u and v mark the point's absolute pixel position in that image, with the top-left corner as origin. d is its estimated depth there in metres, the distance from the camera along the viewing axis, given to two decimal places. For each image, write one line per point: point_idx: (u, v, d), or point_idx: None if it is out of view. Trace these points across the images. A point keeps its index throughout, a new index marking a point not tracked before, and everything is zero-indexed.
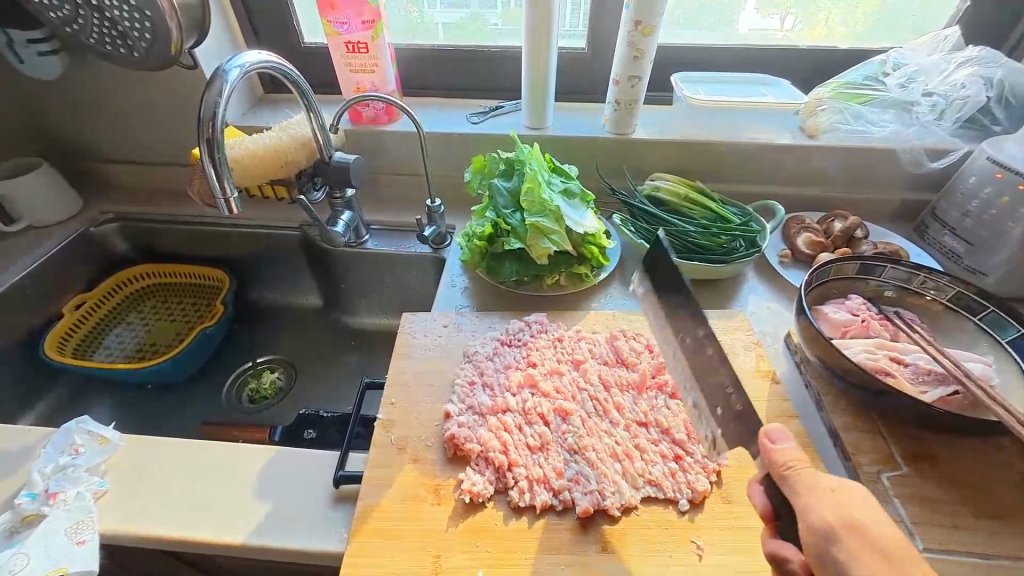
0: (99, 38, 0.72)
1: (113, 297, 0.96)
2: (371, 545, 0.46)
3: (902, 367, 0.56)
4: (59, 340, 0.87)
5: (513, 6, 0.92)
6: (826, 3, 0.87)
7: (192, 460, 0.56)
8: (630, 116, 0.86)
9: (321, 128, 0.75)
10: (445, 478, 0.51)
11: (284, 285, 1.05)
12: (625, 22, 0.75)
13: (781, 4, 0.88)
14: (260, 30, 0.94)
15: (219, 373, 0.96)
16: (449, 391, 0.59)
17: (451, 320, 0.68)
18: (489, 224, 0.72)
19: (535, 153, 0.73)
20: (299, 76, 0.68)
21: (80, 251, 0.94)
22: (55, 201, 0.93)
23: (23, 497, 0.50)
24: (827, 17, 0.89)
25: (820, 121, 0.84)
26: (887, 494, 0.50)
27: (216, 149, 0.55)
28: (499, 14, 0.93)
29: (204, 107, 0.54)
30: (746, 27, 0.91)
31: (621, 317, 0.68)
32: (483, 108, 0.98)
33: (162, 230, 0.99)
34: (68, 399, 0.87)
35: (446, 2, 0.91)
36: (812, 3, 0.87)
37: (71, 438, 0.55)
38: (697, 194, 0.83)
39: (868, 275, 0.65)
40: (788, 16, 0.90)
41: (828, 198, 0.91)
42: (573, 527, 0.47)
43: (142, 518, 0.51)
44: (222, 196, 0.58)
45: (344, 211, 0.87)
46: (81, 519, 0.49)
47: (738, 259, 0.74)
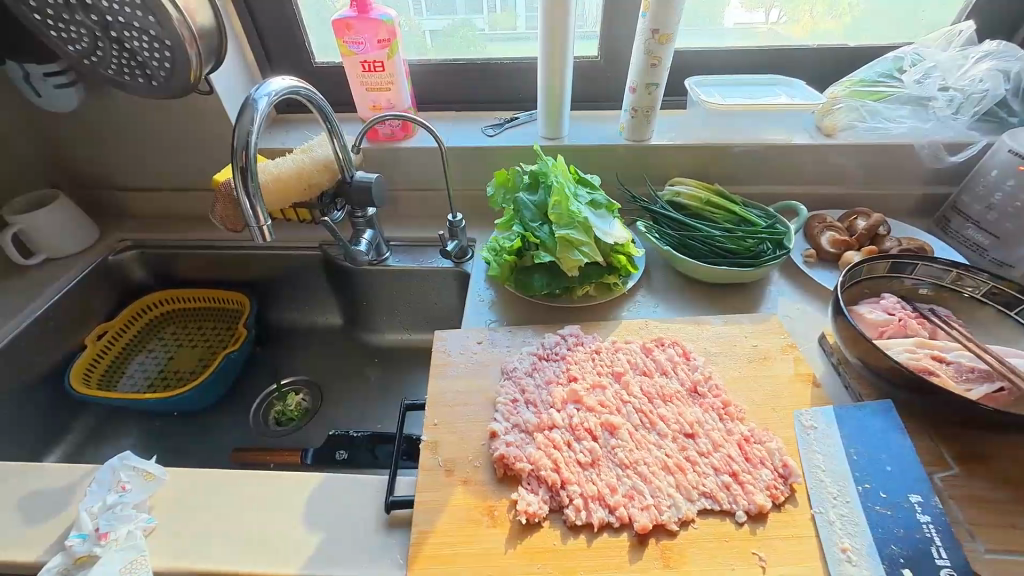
0: (118, 69, 0.72)
1: (133, 325, 0.96)
2: (431, 571, 0.46)
3: (944, 365, 0.57)
4: (83, 371, 0.87)
5: (501, 12, 0.92)
6: None
7: (238, 491, 0.55)
8: (648, 122, 0.86)
9: (343, 149, 0.75)
10: (498, 498, 0.51)
11: (305, 305, 1.05)
12: (642, 29, 0.76)
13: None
14: (271, 52, 0.94)
15: (245, 397, 0.96)
16: (492, 410, 0.59)
17: (484, 337, 0.68)
18: (517, 238, 0.72)
19: (559, 165, 0.73)
20: (320, 98, 0.68)
21: (100, 281, 0.94)
22: (73, 232, 0.92)
23: (74, 538, 0.50)
24: (840, 12, 0.89)
25: (837, 120, 0.85)
26: (943, 495, 0.50)
27: (250, 177, 0.55)
28: (486, 20, 0.94)
29: (237, 136, 0.54)
30: (758, 26, 0.92)
31: (654, 326, 0.69)
32: (499, 120, 0.98)
33: (181, 255, 0.99)
34: (97, 431, 0.87)
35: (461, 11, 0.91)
36: None
37: (117, 475, 0.55)
38: (718, 198, 0.83)
39: (900, 273, 0.66)
40: (773, 10, 0.90)
41: (847, 195, 0.91)
42: (630, 542, 0.47)
43: (193, 551, 0.50)
44: (255, 223, 0.58)
45: (366, 230, 0.86)
46: (136, 558, 0.48)
47: (767, 262, 0.74)
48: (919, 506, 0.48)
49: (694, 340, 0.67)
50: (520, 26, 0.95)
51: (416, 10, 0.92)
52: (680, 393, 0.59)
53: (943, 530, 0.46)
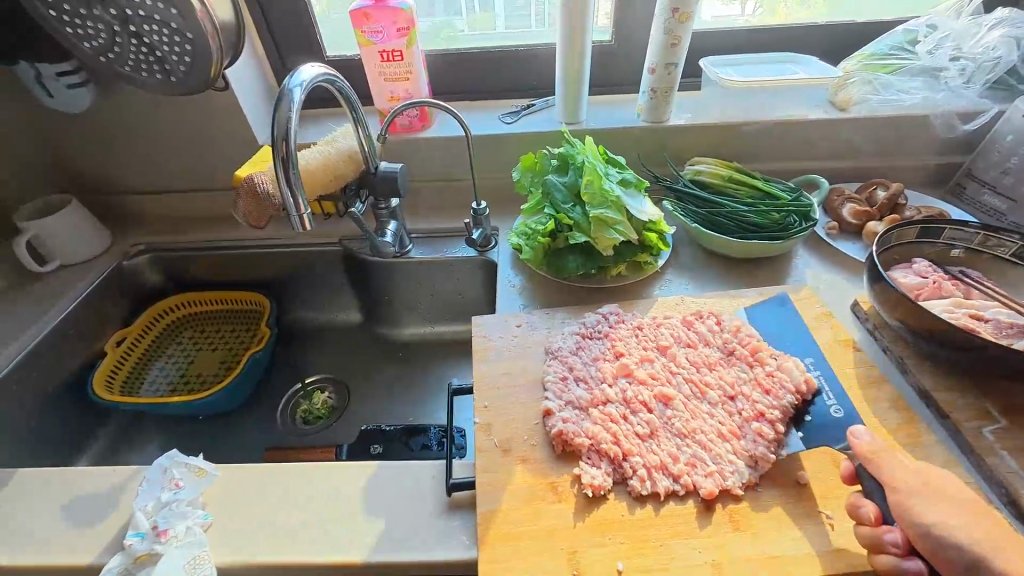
0: (135, 65, 0.70)
1: (152, 330, 0.94)
2: (502, 548, 0.46)
3: (983, 323, 0.58)
4: (106, 378, 0.85)
5: (479, 12, 0.94)
6: None
7: (292, 484, 0.54)
8: (666, 103, 0.86)
9: (367, 138, 0.74)
10: (559, 475, 0.51)
11: (324, 303, 1.03)
12: (661, 9, 0.76)
13: None
14: (282, 47, 0.92)
15: (269, 397, 0.94)
16: (542, 390, 0.59)
17: (523, 320, 0.68)
18: (549, 220, 0.72)
19: (587, 147, 0.73)
20: (347, 86, 0.67)
21: (116, 287, 0.92)
22: (86, 237, 0.90)
23: (133, 538, 0.49)
24: None
25: (851, 93, 0.87)
26: (993, 447, 0.51)
27: (291, 165, 0.55)
28: (465, 20, 0.95)
29: (277, 125, 0.53)
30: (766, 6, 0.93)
31: (691, 301, 0.69)
32: (514, 108, 0.98)
33: (196, 257, 0.97)
34: (123, 438, 0.85)
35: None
36: None
37: (168, 473, 0.54)
38: (739, 174, 0.84)
39: (930, 238, 0.67)
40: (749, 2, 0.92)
41: (862, 169, 0.93)
42: (698, 509, 0.47)
43: (254, 545, 0.49)
44: (295, 212, 0.57)
45: (389, 221, 0.86)
46: (198, 553, 0.48)
47: (795, 234, 0.75)
48: (812, 365, 0.57)
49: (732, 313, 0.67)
50: (499, 26, 0.96)
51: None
52: (727, 363, 0.59)
53: (833, 383, 0.55)
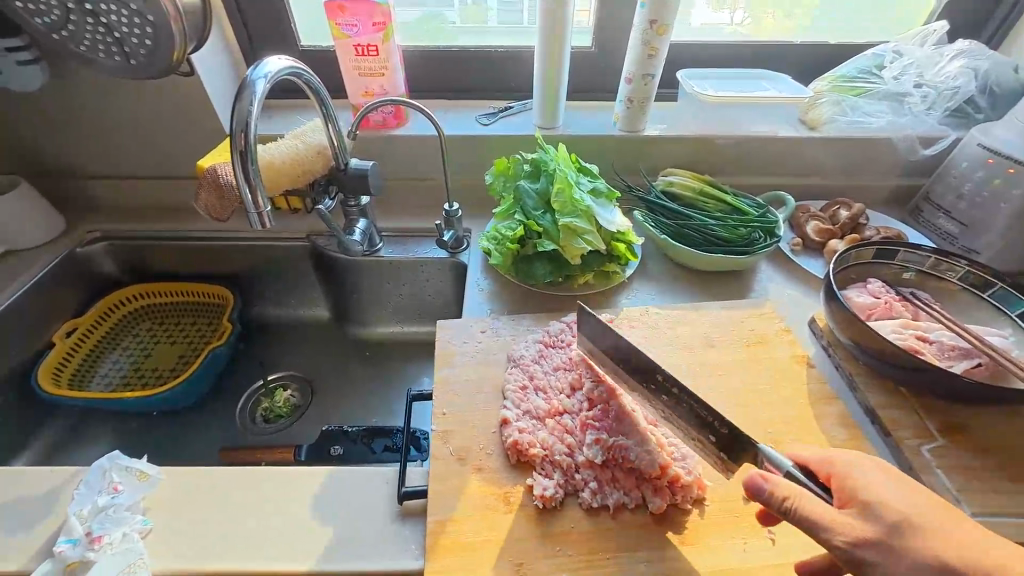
0: (91, 44, 0.67)
1: (106, 321, 0.90)
2: (450, 560, 0.46)
3: (928, 345, 0.60)
4: (52, 371, 0.81)
5: (471, 4, 0.93)
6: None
7: (240, 489, 0.53)
8: (642, 114, 0.87)
9: (338, 135, 0.72)
10: (513, 485, 0.51)
11: (291, 298, 1.01)
12: (639, 20, 0.76)
13: None
14: (254, 33, 0.89)
15: (229, 394, 0.92)
16: (501, 398, 0.59)
17: (488, 325, 0.68)
18: (519, 226, 0.71)
19: (561, 154, 0.73)
20: (318, 82, 0.65)
21: (69, 275, 0.88)
22: (37, 222, 0.86)
23: (64, 544, 0.47)
24: (827, 9, 0.92)
25: (822, 113, 0.89)
26: (930, 465, 0.53)
27: (250, 160, 0.53)
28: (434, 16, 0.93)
29: (237, 117, 0.51)
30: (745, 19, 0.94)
31: (655, 313, 0.70)
32: (492, 109, 0.97)
33: (157, 247, 0.93)
34: (70, 434, 0.81)
35: None
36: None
37: (108, 475, 0.52)
38: (710, 188, 0.85)
39: (885, 259, 0.69)
40: (737, 10, 0.92)
41: (829, 187, 0.95)
42: (648, 522, 0.48)
43: (194, 553, 0.48)
44: (254, 209, 0.55)
45: (359, 219, 0.84)
46: (134, 561, 0.46)
47: (759, 250, 0.76)
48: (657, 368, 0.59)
49: (693, 326, 0.69)
50: (468, 25, 0.94)
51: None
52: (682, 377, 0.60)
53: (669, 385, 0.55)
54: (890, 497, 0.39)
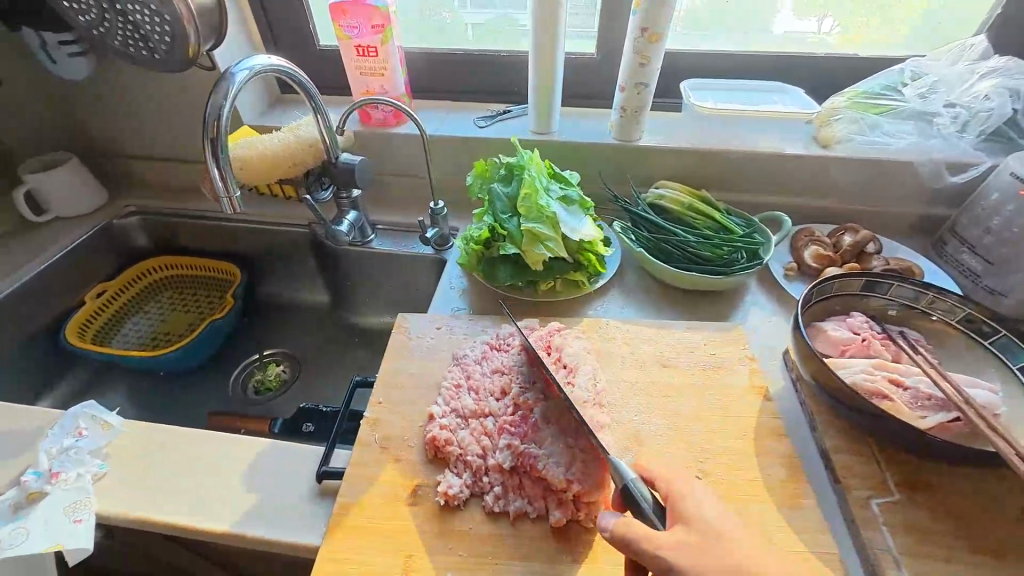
0: (122, 41, 0.76)
1: (132, 287, 1.00)
2: (345, 542, 0.47)
3: (901, 390, 0.54)
4: (80, 325, 0.92)
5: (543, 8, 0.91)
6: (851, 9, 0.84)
7: (188, 450, 0.58)
8: (636, 123, 0.85)
9: (327, 129, 0.77)
10: (424, 478, 0.52)
11: (294, 281, 1.07)
12: (632, 29, 0.75)
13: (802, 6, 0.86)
14: (277, 33, 0.97)
15: (227, 364, 0.99)
16: (436, 393, 0.60)
17: (445, 322, 0.69)
18: (486, 228, 0.72)
19: (535, 159, 0.73)
20: (306, 79, 0.71)
21: (104, 243, 0.99)
22: (81, 195, 0.97)
23: (29, 475, 0.54)
24: (852, 20, 0.86)
25: (835, 131, 0.82)
26: (876, 521, 0.48)
27: (220, 148, 0.58)
28: (442, 20, 0.96)
29: (209, 108, 0.57)
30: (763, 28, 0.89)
31: (613, 327, 0.68)
32: (491, 112, 0.98)
33: (181, 224, 1.03)
34: (86, 384, 0.92)
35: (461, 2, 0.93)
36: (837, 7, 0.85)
37: (77, 421, 0.58)
38: (700, 204, 0.82)
39: (872, 292, 0.63)
40: (826, 18, 0.86)
41: (842, 211, 0.88)
42: (546, 535, 0.48)
43: (134, 500, 0.53)
44: (224, 194, 0.60)
45: (349, 211, 0.88)
46: (80, 499, 0.52)
47: (737, 272, 0.73)
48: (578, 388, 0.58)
49: (651, 343, 0.66)
50: (475, 30, 0.96)
51: (460, 5, 0.93)
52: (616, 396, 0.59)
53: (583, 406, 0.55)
54: (709, 523, 0.42)
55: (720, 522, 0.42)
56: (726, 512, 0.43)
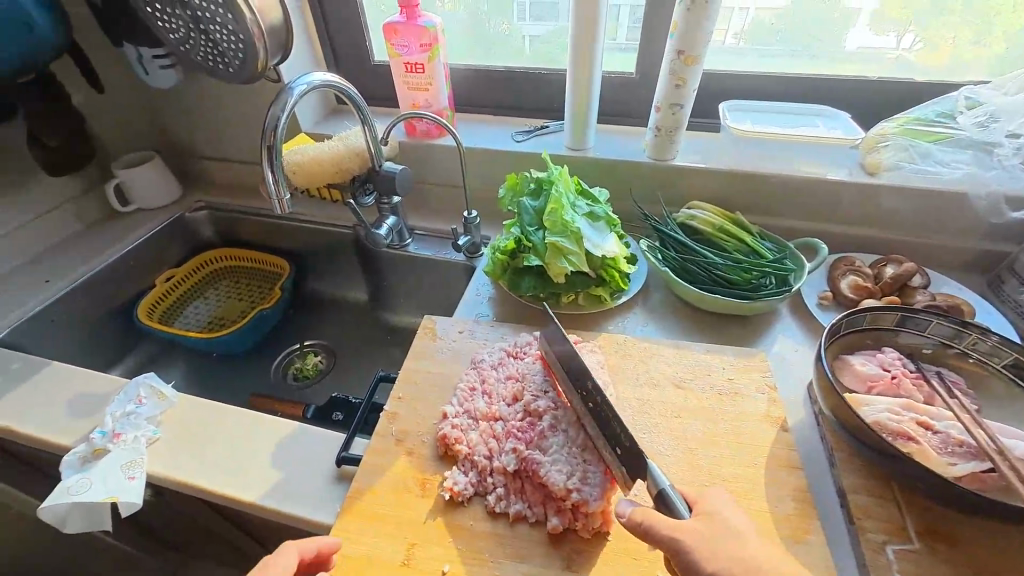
0: (204, 56, 0.85)
1: (197, 273, 1.11)
2: (355, 524, 0.51)
3: (929, 434, 0.52)
4: (150, 306, 1.03)
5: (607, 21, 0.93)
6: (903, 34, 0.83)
7: (227, 425, 0.64)
8: (670, 143, 0.85)
9: (373, 140, 0.83)
10: (433, 473, 0.55)
11: (336, 278, 1.15)
12: (668, 51, 0.76)
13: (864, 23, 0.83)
14: (338, 49, 1.05)
15: (271, 351, 1.07)
16: (452, 393, 0.63)
17: (466, 327, 0.72)
18: (513, 239, 0.75)
19: (564, 175, 0.75)
20: (356, 93, 0.77)
21: (175, 233, 1.10)
22: (160, 190, 1.09)
23: (96, 433, 0.61)
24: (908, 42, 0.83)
25: (882, 158, 0.80)
26: (890, 567, 0.46)
27: (275, 155, 0.64)
28: (488, 39, 1.01)
29: (268, 119, 0.63)
30: (808, 50, 0.88)
31: (631, 343, 0.69)
32: (530, 127, 1.01)
33: (241, 220, 1.13)
34: (150, 359, 1.02)
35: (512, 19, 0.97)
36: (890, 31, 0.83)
37: (138, 390, 0.66)
38: (732, 226, 0.81)
39: (907, 328, 0.61)
40: (907, 34, 0.83)
41: (888, 241, 0.84)
42: (543, 539, 0.49)
43: (179, 466, 0.60)
44: (275, 196, 0.67)
45: (389, 216, 0.93)
46: (135, 458, 0.59)
47: (765, 297, 0.72)
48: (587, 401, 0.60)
49: (667, 363, 0.66)
50: (519, 49, 1.01)
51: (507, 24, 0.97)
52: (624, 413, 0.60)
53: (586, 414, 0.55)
54: (703, 545, 0.42)
55: (715, 545, 0.42)
56: (723, 536, 0.43)
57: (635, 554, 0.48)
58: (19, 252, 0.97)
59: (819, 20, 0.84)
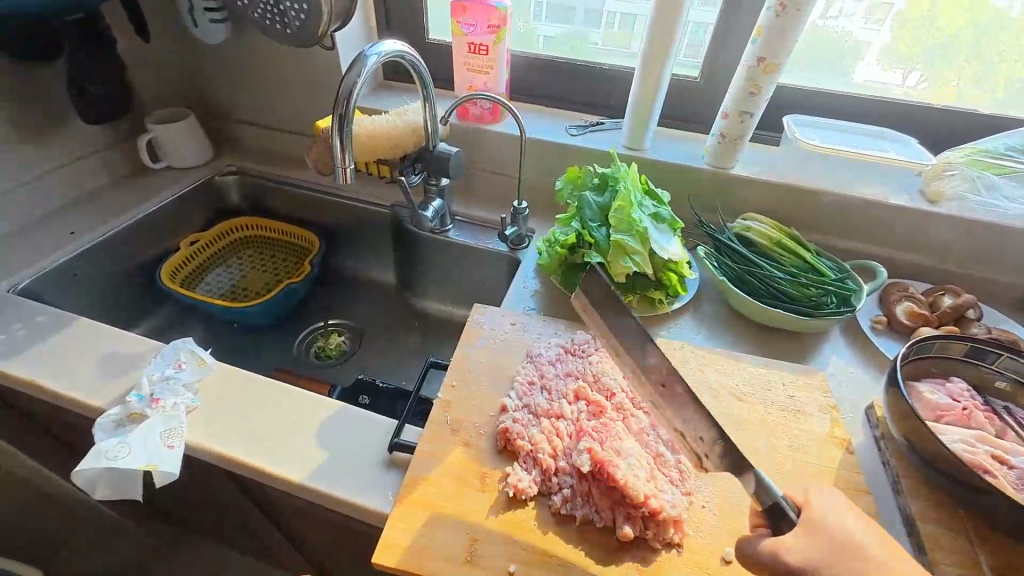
0: (261, 13, 0.82)
1: (221, 240, 1.06)
2: (412, 514, 0.49)
3: (1005, 469, 0.51)
4: (173, 269, 0.98)
5: (617, 29, 0.96)
6: (954, 64, 0.83)
7: (269, 400, 0.61)
8: (734, 151, 0.84)
9: (432, 118, 0.81)
10: (492, 467, 0.53)
11: (365, 258, 1.11)
12: (747, 57, 0.75)
13: (906, 60, 0.85)
14: (393, 22, 1.02)
15: (294, 326, 1.04)
16: (508, 385, 0.61)
17: (518, 320, 0.70)
18: (573, 233, 0.73)
19: (631, 173, 0.74)
20: (424, 67, 0.74)
21: (203, 196, 1.06)
22: (192, 149, 1.05)
23: (132, 396, 0.58)
24: (957, 79, 0.85)
25: (945, 187, 0.79)
26: None
27: (346, 123, 0.63)
28: (548, 29, 0.99)
29: (344, 86, 0.62)
30: (843, 75, 0.89)
31: (689, 351, 0.67)
32: (584, 122, 0.99)
33: (272, 189, 1.09)
34: (168, 323, 0.98)
35: (552, 16, 0.98)
36: (937, 61, 0.84)
37: (177, 354, 0.63)
38: (791, 241, 0.79)
39: (978, 360, 0.60)
40: (912, 73, 0.86)
41: (942, 271, 0.83)
42: (611, 545, 0.48)
43: (220, 438, 0.57)
44: (340, 165, 0.65)
45: (435, 198, 0.91)
46: (174, 427, 0.56)
47: (826, 315, 0.71)
48: None
49: (727, 374, 0.65)
50: (581, 42, 0.99)
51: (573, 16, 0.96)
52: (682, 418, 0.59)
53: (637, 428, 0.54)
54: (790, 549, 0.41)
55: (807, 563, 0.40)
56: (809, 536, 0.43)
57: (707, 568, 0.46)
58: (42, 200, 0.92)
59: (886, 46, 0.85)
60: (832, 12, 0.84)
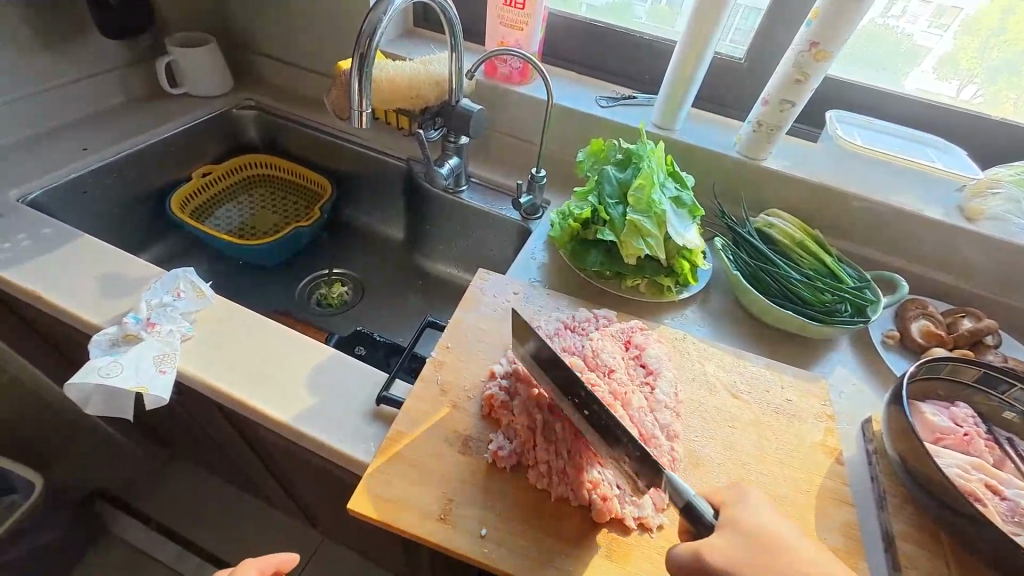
0: None
1: (233, 175, 1.05)
2: (391, 467, 0.49)
3: (996, 499, 0.50)
4: (183, 199, 0.98)
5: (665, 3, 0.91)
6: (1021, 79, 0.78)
7: (263, 338, 0.61)
8: (768, 142, 0.79)
9: (458, 72, 0.77)
10: (476, 432, 0.53)
11: (375, 211, 1.09)
12: (799, 40, 0.70)
13: (968, 69, 0.80)
14: None
15: (298, 271, 1.04)
16: (502, 353, 0.60)
17: (521, 290, 0.68)
18: (589, 208, 0.71)
19: (657, 152, 0.70)
20: (453, 13, 0.70)
21: (219, 127, 1.04)
22: (211, 78, 1.02)
23: (130, 318, 0.59)
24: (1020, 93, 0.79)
25: (986, 206, 0.75)
26: None
27: (365, 63, 0.60)
28: None
29: (367, 24, 0.59)
30: (899, 73, 0.83)
31: (692, 342, 0.66)
32: (615, 94, 0.94)
33: (288, 128, 1.06)
34: (175, 253, 0.99)
35: None
36: (1000, 75, 0.79)
37: (177, 282, 0.63)
38: (813, 243, 0.76)
39: (987, 387, 0.58)
40: (971, 85, 0.81)
41: (967, 293, 0.80)
42: (583, 522, 0.48)
43: (211, 369, 0.57)
44: (356, 107, 0.62)
45: (452, 156, 0.88)
46: (166, 352, 0.57)
47: (837, 323, 0.68)
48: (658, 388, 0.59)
49: (725, 369, 0.63)
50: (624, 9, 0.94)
51: None
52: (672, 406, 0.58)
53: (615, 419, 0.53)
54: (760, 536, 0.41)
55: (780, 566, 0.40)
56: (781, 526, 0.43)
57: None
58: (59, 113, 0.91)
59: (951, 50, 0.79)
60: (895, 12, 0.79)
